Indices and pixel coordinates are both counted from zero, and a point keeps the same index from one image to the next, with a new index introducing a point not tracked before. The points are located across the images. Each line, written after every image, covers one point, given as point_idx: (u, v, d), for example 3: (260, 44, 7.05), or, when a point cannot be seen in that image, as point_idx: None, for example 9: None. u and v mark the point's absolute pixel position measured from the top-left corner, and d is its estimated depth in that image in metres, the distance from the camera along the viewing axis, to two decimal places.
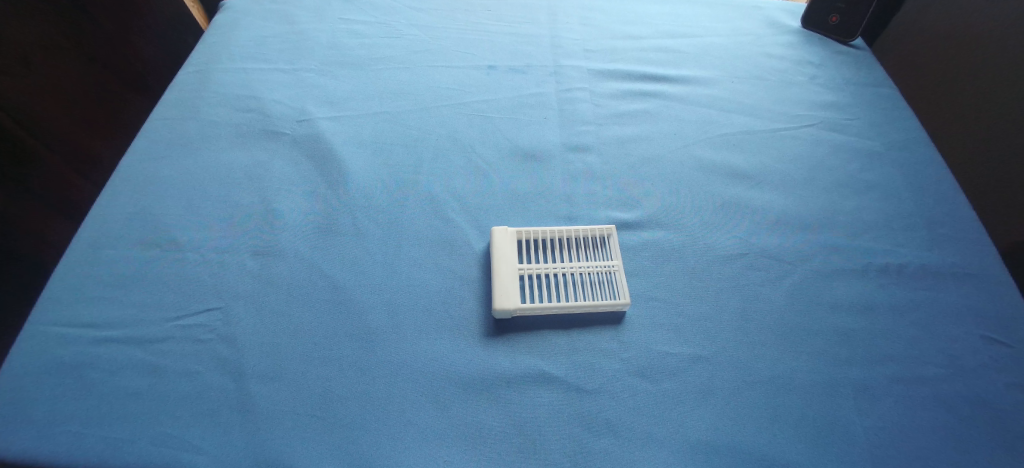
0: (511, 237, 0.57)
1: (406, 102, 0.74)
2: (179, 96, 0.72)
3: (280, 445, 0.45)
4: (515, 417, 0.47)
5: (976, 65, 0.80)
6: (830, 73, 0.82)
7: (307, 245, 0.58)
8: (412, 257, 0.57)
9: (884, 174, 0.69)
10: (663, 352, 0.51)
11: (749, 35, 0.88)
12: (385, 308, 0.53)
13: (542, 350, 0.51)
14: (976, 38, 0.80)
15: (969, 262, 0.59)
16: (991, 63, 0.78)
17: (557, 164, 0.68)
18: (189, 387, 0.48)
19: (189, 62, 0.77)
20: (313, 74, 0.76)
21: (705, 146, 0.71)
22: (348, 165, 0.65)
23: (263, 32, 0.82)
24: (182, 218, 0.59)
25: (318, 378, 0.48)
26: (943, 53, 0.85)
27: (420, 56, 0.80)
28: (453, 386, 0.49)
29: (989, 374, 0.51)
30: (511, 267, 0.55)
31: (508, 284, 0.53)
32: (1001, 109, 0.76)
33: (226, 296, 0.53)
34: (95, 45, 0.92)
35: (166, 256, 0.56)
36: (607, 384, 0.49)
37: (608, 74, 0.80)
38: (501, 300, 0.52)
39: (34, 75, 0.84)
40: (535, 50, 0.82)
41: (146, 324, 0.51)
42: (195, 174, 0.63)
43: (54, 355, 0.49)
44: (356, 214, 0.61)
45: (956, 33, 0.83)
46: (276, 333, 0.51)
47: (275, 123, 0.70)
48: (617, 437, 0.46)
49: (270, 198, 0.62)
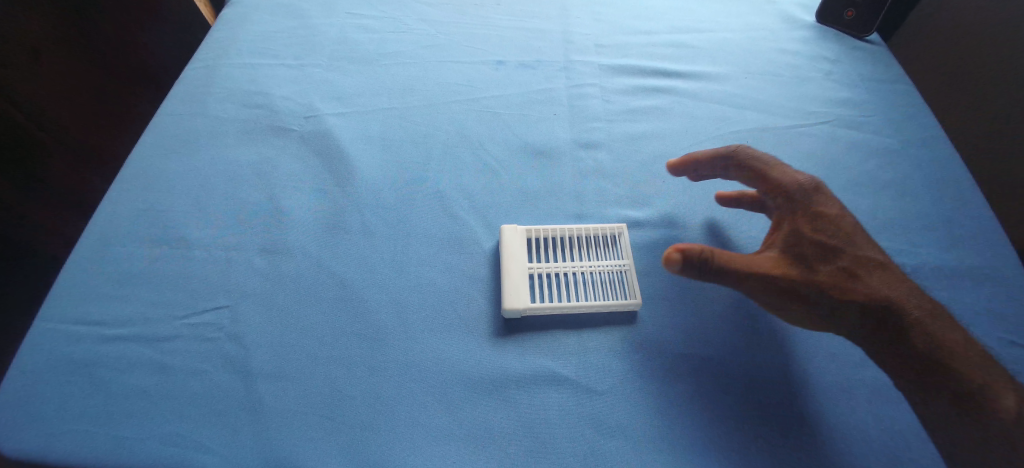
0: (520, 234, 0.57)
1: (413, 98, 0.73)
2: (187, 91, 0.72)
3: (291, 446, 0.45)
4: (526, 419, 0.47)
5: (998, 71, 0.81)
6: (845, 68, 0.80)
7: (316, 243, 0.57)
8: (422, 256, 0.57)
9: (901, 173, 0.67)
10: (675, 354, 0.51)
11: (764, 30, 0.86)
12: (394, 309, 0.53)
13: (553, 350, 0.51)
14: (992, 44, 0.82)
15: (989, 263, 0.58)
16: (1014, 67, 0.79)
17: (567, 162, 0.67)
18: (197, 386, 0.48)
19: (197, 57, 0.77)
20: (321, 69, 0.76)
21: (717, 143, 0.70)
22: (356, 162, 0.65)
23: (270, 26, 0.81)
24: (191, 216, 0.59)
25: (328, 379, 0.48)
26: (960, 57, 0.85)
27: (427, 51, 0.79)
28: (464, 387, 0.48)
29: (1008, 378, 0.50)
30: (521, 266, 0.54)
31: (518, 283, 0.53)
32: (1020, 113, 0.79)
33: (234, 295, 0.53)
34: (105, 39, 0.91)
35: (173, 254, 0.56)
36: (617, 386, 0.49)
37: (618, 70, 0.79)
38: (512, 299, 0.52)
39: (44, 68, 0.83)
40: (545, 45, 0.81)
41: (155, 322, 0.51)
42: (202, 172, 0.63)
43: (63, 352, 0.49)
44: (365, 212, 0.60)
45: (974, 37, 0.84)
46: (287, 333, 0.51)
47: (283, 119, 0.69)
48: (627, 439, 0.46)
49: (279, 196, 0.61)
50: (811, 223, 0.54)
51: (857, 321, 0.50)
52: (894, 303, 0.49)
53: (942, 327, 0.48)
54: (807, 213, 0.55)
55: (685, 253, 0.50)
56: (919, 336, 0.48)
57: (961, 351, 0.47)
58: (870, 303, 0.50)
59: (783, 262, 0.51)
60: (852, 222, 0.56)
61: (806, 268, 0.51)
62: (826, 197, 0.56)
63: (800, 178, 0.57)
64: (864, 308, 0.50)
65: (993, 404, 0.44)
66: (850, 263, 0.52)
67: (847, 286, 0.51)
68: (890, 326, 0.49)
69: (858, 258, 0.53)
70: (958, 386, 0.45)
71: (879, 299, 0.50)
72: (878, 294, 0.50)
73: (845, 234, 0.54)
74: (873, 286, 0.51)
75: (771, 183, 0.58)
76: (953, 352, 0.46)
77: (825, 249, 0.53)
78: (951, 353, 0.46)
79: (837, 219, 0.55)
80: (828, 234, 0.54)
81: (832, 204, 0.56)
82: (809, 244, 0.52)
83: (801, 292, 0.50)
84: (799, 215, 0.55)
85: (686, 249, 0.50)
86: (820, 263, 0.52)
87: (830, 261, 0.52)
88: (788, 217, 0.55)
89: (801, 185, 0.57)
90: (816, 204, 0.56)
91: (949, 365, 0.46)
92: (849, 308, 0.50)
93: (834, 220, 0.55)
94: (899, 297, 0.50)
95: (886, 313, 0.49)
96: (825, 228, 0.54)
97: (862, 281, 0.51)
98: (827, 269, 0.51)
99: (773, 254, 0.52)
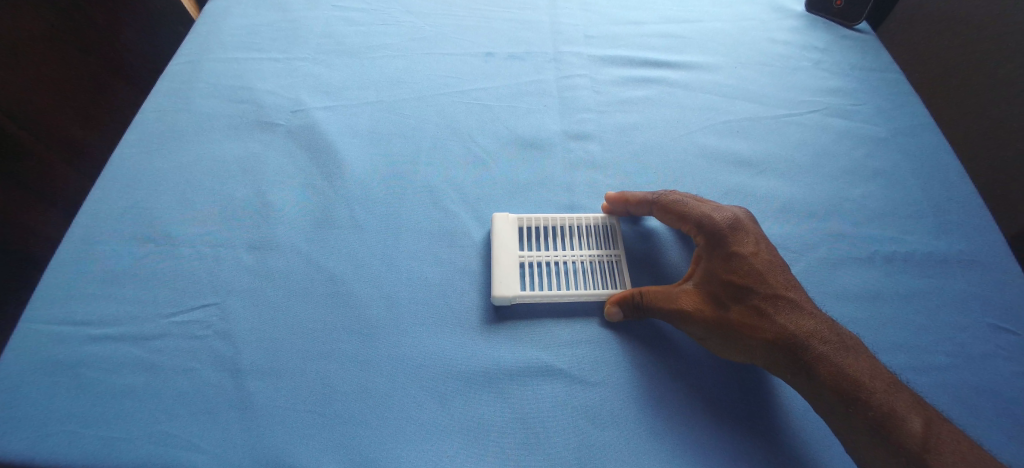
0: (510, 221, 0.57)
1: (402, 91, 0.72)
2: (170, 86, 0.70)
3: (281, 443, 0.44)
4: (519, 411, 0.47)
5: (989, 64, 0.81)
6: (834, 57, 0.80)
7: (305, 239, 0.57)
8: (412, 250, 0.56)
9: (891, 161, 0.67)
10: (666, 343, 0.51)
11: (753, 19, 0.86)
12: (385, 303, 0.52)
13: (545, 342, 0.51)
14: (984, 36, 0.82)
15: (977, 250, 0.59)
16: (1013, 57, 0.78)
17: (557, 154, 0.66)
18: (186, 385, 0.47)
19: (180, 52, 0.75)
20: (307, 63, 0.74)
21: (708, 134, 0.70)
22: (343, 156, 0.64)
23: (254, 20, 0.80)
24: (176, 213, 0.58)
25: (319, 375, 0.48)
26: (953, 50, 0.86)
27: (416, 43, 0.78)
28: (457, 381, 0.48)
29: (996, 362, 0.51)
30: (511, 255, 0.54)
31: (507, 271, 0.53)
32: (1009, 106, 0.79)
33: (222, 292, 0.53)
34: (90, 37, 0.90)
35: (159, 252, 0.55)
36: (609, 376, 0.49)
37: (608, 61, 0.78)
38: (501, 287, 0.52)
39: (23, 66, 0.82)
40: (535, 36, 0.80)
41: (142, 320, 0.51)
42: (188, 168, 0.62)
43: (48, 353, 0.48)
44: (354, 207, 0.60)
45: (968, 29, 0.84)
46: (276, 330, 0.50)
47: (270, 114, 0.68)
48: (620, 429, 0.46)
49: (266, 191, 0.61)
50: (723, 260, 0.50)
51: (775, 359, 0.47)
52: (807, 342, 0.46)
53: (860, 364, 0.44)
54: (719, 249, 0.51)
55: (622, 303, 0.50)
56: (832, 374, 0.44)
57: (867, 381, 0.43)
58: (780, 342, 0.46)
59: (698, 303, 0.49)
60: (769, 255, 0.51)
61: (716, 306, 0.48)
62: (744, 229, 0.52)
63: (703, 208, 0.53)
64: (776, 348, 0.46)
65: (910, 441, 0.41)
66: (760, 298, 0.48)
67: (756, 324, 0.47)
68: (802, 366, 0.45)
69: (769, 292, 0.49)
70: (883, 427, 0.42)
71: (793, 337, 0.46)
72: (789, 331, 0.46)
73: (765, 268, 0.50)
74: (783, 321, 0.47)
75: (683, 217, 0.54)
76: (858, 381, 0.43)
77: (736, 287, 0.49)
78: (861, 390, 0.43)
79: (750, 254, 0.50)
80: (742, 271, 0.49)
81: (753, 234, 0.52)
82: (721, 284, 0.49)
83: (715, 332, 0.48)
84: (714, 250, 0.51)
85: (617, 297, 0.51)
86: (730, 300, 0.48)
87: (741, 298, 0.48)
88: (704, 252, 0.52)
89: (712, 219, 0.52)
90: (732, 239, 0.51)
91: (861, 399, 0.43)
92: (763, 347, 0.47)
93: (743, 255, 0.50)
94: (809, 332, 0.46)
95: (798, 351, 0.46)
96: (737, 265, 0.50)
97: (777, 317, 0.47)
98: (738, 307, 0.48)
99: (684, 290, 0.50)
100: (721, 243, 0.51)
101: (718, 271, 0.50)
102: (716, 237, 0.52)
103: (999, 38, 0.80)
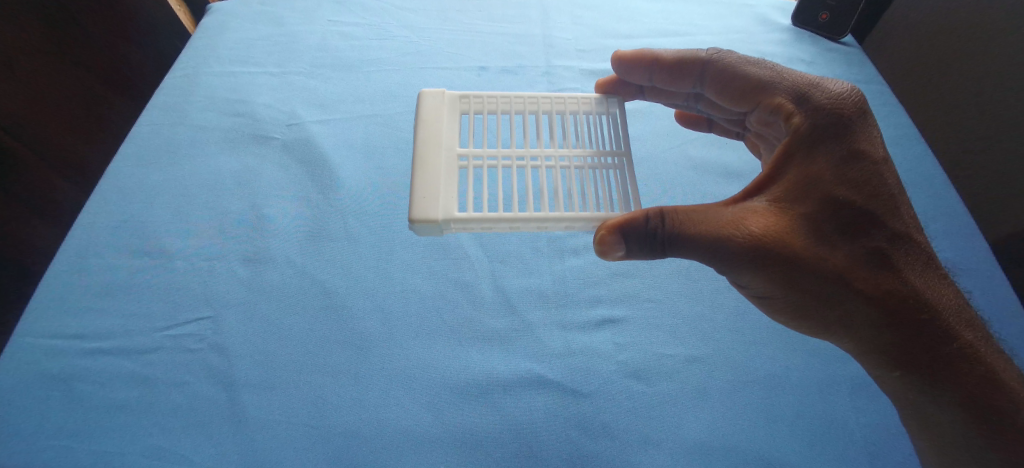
0: (449, 116, 0.49)
1: (395, 104, 0.73)
2: (168, 99, 0.71)
3: (276, 456, 0.45)
4: (512, 421, 0.47)
5: (975, 75, 0.83)
6: (820, 70, 0.82)
7: (301, 253, 0.57)
8: (406, 262, 0.57)
9: None
10: (659, 354, 0.52)
11: (742, 32, 0.88)
12: (379, 315, 0.53)
13: (537, 353, 0.51)
14: (969, 48, 0.84)
15: (964, 257, 0.60)
16: (996, 69, 0.80)
17: None
18: (180, 398, 0.48)
19: (177, 65, 0.76)
20: (302, 77, 0.75)
21: (698, 145, 0.70)
22: (338, 169, 0.65)
23: (250, 34, 0.81)
24: (171, 226, 0.59)
25: (314, 386, 0.48)
26: (939, 60, 0.87)
27: (409, 57, 0.79)
28: (452, 394, 0.48)
29: None
30: (449, 158, 0.47)
31: (443, 176, 0.45)
32: (993, 118, 0.81)
33: (215, 305, 0.53)
34: (83, 50, 0.89)
35: (154, 265, 0.56)
36: (604, 387, 0.49)
37: (599, 74, 0.79)
38: (430, 209, 0.43)
39: (19, 80, 0.82)
40: (528, 50, 0.82)
41: (135, 334, 0.51)
42: (183, 181, 0.63)
43: (41, 367, 0.48)
44: (348, 219, 0.60)
45: (956, 40, 0.85)
46: (271, 342, 0.51)
47: (264, 128, 0.69)
48: (614, 439, 0.47)
49: (260, 204, 0.61)
50: (839, 191, 0.43)
51: (879, 313, 0.43)
52: (923, 304, 0.43)
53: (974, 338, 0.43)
54: (830, 170, 0.44)
55: (647, 232, 0.42)
56: (949, 350, 0.42)
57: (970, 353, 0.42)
58: (896, 304, 0.43)
59: (802, 240, 0.42)
60: (890, 189, 0.45)
61: (826, 247, 0.43)
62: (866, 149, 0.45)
63: (806, 105, 0.46)
64: (889, 311, 0.43)
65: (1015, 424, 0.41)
66: (872, 242, 0.44)
67: (869, 278, 0.43)
68: (916, 334, 0.43)
69: (882, 236, 0.44)
70: (993, 423, 0.41)
71: (908, 296, 0.43)
72: (906, 290, 0.43)
73: (882, 205, 0.44)
74: (897, 274, 0.43)
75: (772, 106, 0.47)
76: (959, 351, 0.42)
77: (848, 229, 0.43)
78: (981, 376, 0.42)
79: (869, 188, 0.44)
80: (858, 209, 0.44)
81: (870, 154, 0.45)
82: (833, 220, 0.43)
83: (817, 281, 0.43)
84: (816, 164, 0.44)
85: (630, 221, 0.42)
86: (840, 242, 0.43)
87: (852, 242, 0.43)
88: (807, 170, 0.44)
89: (826, 129, 0.45)
90: (844, 152, 0.45)
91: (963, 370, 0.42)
92: (869, 301, 0.43)
93: (863, 189, 0.44)
94: (921, 289, 0.44)
95: (903, 308, 0.43)
96: (855, 199, 0.44)
97: (894, 271, 0.43)
98: (847, 250, 0.43)
99: (774, 217, 0.43)
100: (830, 161, 0.44)
101: (835, 203, 0.43)
102: (832, 159, 0.44)
103: (985, 50, 0.81)
